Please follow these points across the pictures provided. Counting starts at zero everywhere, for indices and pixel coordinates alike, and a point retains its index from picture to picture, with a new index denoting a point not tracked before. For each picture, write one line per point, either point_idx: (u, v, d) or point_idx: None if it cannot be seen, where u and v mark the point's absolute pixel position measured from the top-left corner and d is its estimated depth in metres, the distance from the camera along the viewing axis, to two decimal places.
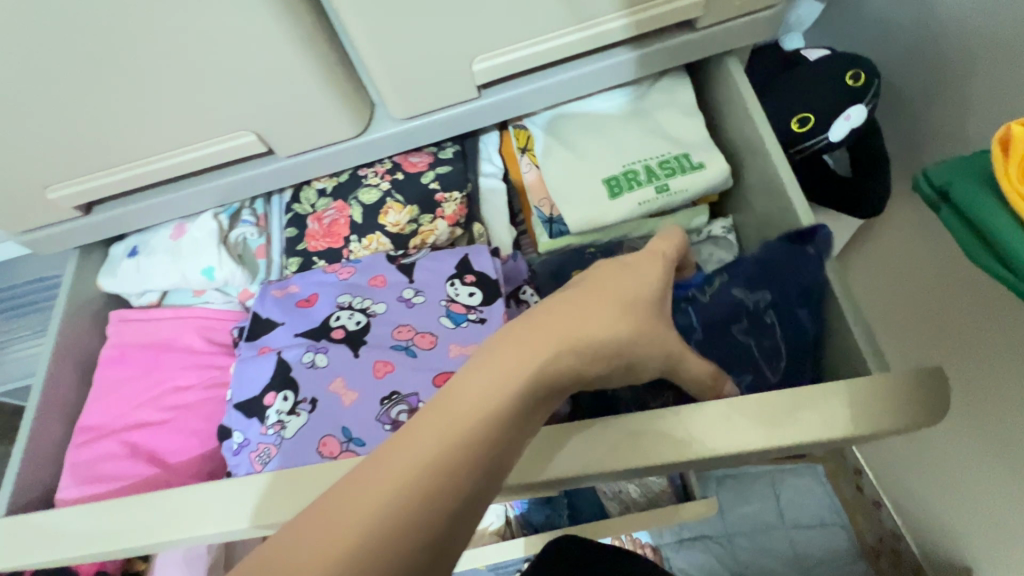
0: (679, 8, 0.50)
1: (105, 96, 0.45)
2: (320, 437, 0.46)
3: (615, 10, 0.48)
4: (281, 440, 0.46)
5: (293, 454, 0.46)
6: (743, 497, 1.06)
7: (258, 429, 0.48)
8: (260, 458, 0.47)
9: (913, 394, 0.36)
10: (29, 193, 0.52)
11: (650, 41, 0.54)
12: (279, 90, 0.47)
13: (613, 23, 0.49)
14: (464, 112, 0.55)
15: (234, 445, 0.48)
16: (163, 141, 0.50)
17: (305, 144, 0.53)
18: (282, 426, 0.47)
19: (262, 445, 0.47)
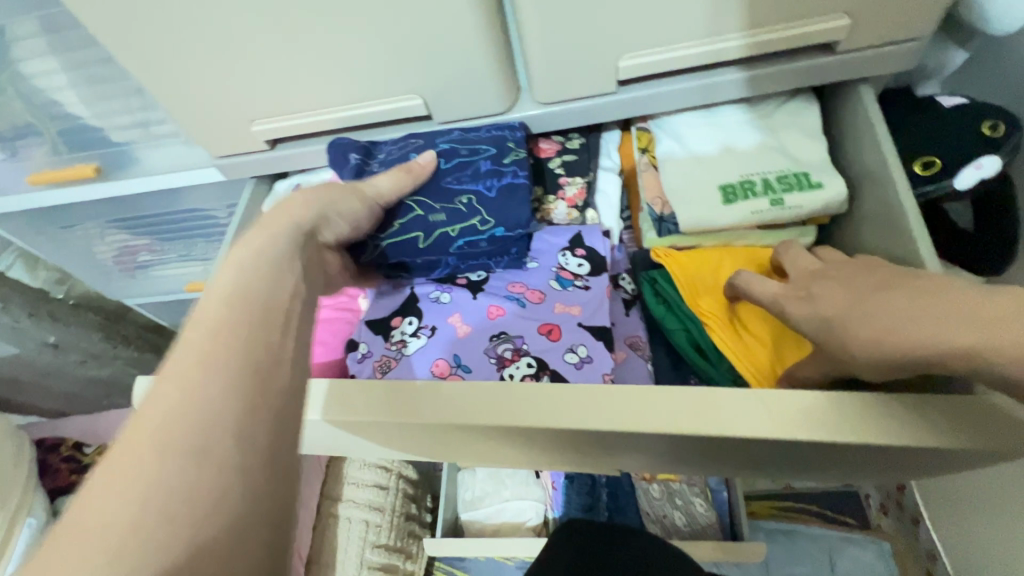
0: (818, 31, 0.54)
1: (317, 51, 0.56)
2: (434, 358, 0.59)
3: (738, 30, 0.54)
4: (401, 355, 0.60)
5: (410, 366, 0.60)
6: (796, 557, 1.17)
7: (383, 344, 0.61)
8: (381, 367, 0.60)
9: (943, 421, 0.44)
10: (239, 123, 0.64)
11: (777, 61, 0.59)
12: (453, 62, 0.57)
13: (733, 42, 0.55)
14: (602, 104, 0.62)
15: (359, 355, 0.62)
16: (349, 95, 0.60)
17: (459, 113, 0.63)
18: (404, 344, 0.61)
19: (384, 357, 0.60)
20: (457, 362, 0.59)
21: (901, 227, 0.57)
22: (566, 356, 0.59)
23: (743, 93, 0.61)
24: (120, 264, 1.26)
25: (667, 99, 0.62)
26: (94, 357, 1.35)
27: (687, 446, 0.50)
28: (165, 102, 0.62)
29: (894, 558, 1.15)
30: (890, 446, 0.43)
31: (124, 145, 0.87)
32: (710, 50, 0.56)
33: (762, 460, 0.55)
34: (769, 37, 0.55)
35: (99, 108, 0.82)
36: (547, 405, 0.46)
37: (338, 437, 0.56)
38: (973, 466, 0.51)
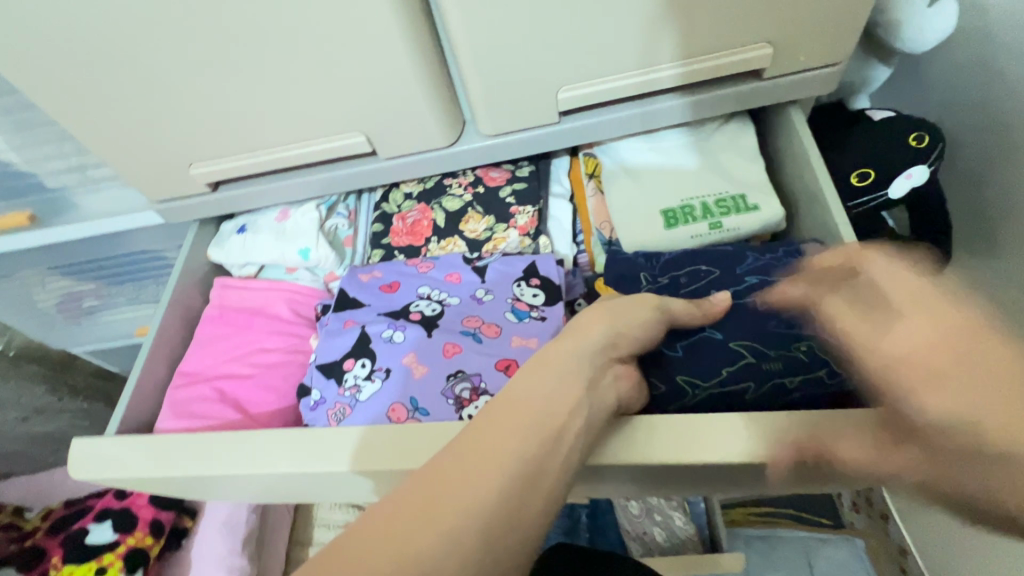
0: (740, 62, 0.57)
1: (256, 92, 0.55)
2: (390, 403, 0.57)
3: (672, 60, 0.56)
4: (355, 401, 0.58)
5: (364, 412, 0.59)
6: (775, 563, 1.18)
7: (336, 390, 0.60)
8: (335, 415, 0.59)
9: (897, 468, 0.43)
10: (178, 166, 0.62)
11: (703, 89, 0.61)
12: (395, 97, 0.56)
13: (668, 71, 0.57)
14: (547, 134, 0.63)
15: (312, 401, 0.60)
16: (291, 134, 0.59)
17: (406, 148, 0.62)
18: (358, 390, 0.59)
19: (338, 404, 0.59)
20: (413, 406, 0.57)
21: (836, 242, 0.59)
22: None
23: (686, 118, 0.63)
24: (64, 311, 1.21)
25: (608, 127, 0.63)
26: (38, 412, 1.27)
27: (642, 475, 0.50)
28: (94, 148, 0.60)
29: (867, 555, 1.18)
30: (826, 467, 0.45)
31: (60, 190, 0.84)
32: (646, 79, 0.58)
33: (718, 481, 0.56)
34: (698, 66, 0.57)
35: (29, 154, 0.78)
36: None
37: (294, 489, 0.54)
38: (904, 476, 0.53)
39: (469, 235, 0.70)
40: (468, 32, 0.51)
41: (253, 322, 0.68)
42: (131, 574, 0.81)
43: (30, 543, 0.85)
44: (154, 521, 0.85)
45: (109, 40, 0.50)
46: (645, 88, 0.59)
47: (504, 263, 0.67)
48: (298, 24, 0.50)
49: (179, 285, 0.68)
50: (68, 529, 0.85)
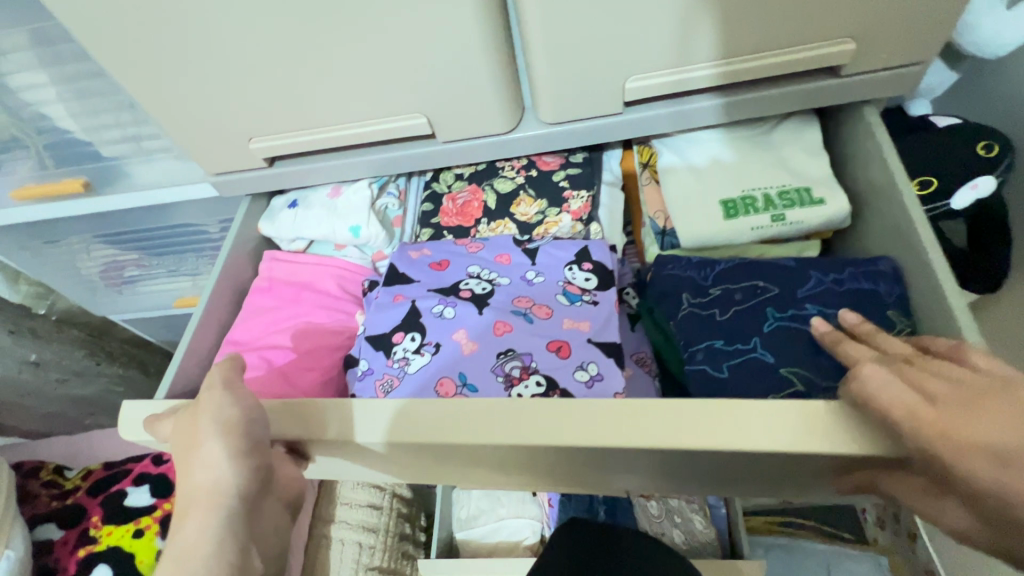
0: (784, 62, 0.55)
1: (323, 68, 0.55)
2: (440, 378, 0.57)
3: (707, 59, 0.55)
4: (404, 373, 0.58)
5: (410, 385, 0.58)
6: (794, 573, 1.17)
7: (385, 361, 0.60)
8: (383, 386, 0.59)
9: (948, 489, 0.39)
10: (238, 140, 0.62)
11: (738, 91, 0.60)
12: (460, 79, 0.56)
13: (702, 71, 0.56)
14: (607, 125, 0.62)
15: (361, 371, 0.61)
16: (353, 113, 0.59)
17: (464, 132, 0.62)
18: (407, 362, 0.59)
19: (386, 375, 0.59)
20: (462, 383, 0.57)
21: (908, 236, 0.58)
22: (576, 373, 0.58)
23: (722, 119, 0.62)
24: (105, 279, 1.23)
25: (670, 120, 0.62)
26: (76, 375, 1.31)
27: (699, 464, 0.48)
28: (158, 116, 0.60)
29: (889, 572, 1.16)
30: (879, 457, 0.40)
31: (114, 159, 0.85)
32: (677, 79, 0.56)
33: (765, 478, 0.54)
34: (734, 67, 0.56)
35: (88, 122, 0.80)
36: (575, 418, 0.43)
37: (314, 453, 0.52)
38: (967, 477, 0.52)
39: (522, 219, 0.70)
40: (543, 12, 0.50)
41: (301, 295, 0.69)
42: (166, 538, 0.82)
43: (72, 501, 0.87)
44: None
45: (185, 6, 0.50)
46: (704, 83, 0.57)
47: (556, 247, 0.66)
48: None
49: (232, 258, 0.69)
50: (107, 491, 0.88)
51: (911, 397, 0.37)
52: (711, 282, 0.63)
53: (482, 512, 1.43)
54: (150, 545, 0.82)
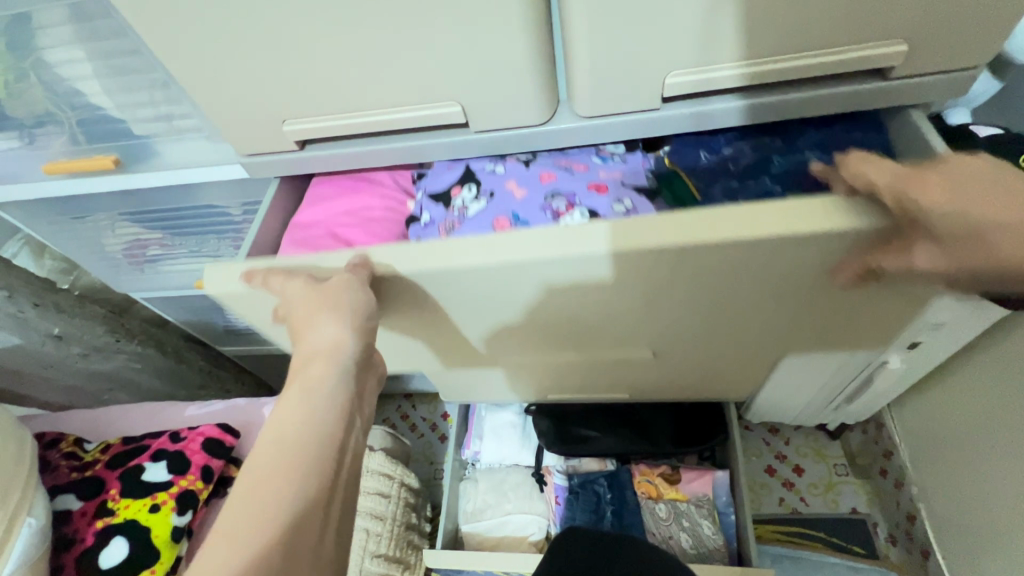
0: (815, 65, 0.54)
1: (362, 51, 0.54)
2: (497, 215, 0.72)
3: (733, 59, 0.54)
4: (463, 216, 0.72)
5: (471, 223, 0.73)
6: None
7: (445, 210, 0.74)
8: (446, 227, 0.73)
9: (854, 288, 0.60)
10: (272, 121, 0.62)
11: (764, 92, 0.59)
12: (498, 68, 0.55)
13: (726, 72, 0.55)
14: (645, 120, 0.61)
15: (425, 221, 0.74)
16: (388, 98, 0.59)
17: (498, 122, 0.61)
18: (467, 207, 0.73)
19: (448, 220, 0.73)
20: (513, 217, 0.72)
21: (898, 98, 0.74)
22: (614, 206, 0.72)
23: (745, 121, 0.61)
24: (129, 258, 1.25)
25: (709, 118, 0.61)
26: (96, 350, 1.33)
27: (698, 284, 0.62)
28: (198, 96, 0.60)
29: None
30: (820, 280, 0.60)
31: (146, 137, 0.86)
32: (700, 79, 0.56)
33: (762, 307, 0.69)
34: (761, 69, 0.55)
35: (122, 99, 0.80)
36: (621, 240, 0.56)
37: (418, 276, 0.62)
38: (927, 296, 0.65)
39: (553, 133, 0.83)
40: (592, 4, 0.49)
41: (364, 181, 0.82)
42: (182, 514, 0.84)
43: (90, 474, 0.89)
44: (205, 466, 0.89)
45: None
46: (727, 84, 0.57)
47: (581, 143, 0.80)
48: None
49: None
50: (125, 465, 0.89)
51: (895, 176, 0.51)
52: (723, 145, 0.76)
53: (490, 506, 1.45)
54: (165, 520, 0.83)
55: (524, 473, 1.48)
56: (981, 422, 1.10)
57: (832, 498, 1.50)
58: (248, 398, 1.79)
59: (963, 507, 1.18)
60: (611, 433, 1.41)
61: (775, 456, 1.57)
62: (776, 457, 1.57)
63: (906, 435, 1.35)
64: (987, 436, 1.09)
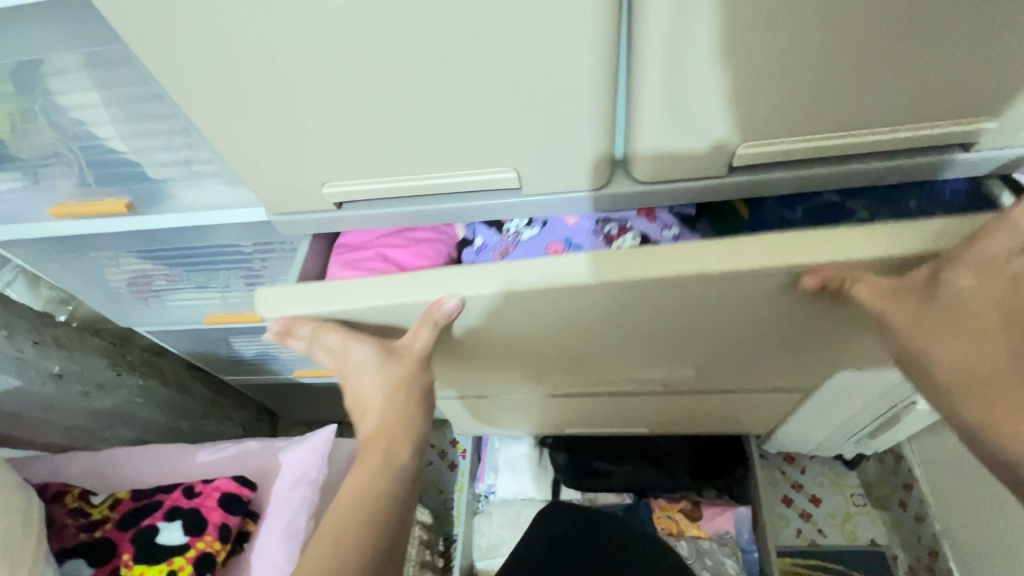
0: (868, 141, 0.57)
1: (420, 116, 0.52)
2: (549, 241, 0.72)
3: (772, 134, 0.56)
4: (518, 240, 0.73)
5: (524, 248, 0.74)
6: None
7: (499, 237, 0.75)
8: (500, 252, 0.73)
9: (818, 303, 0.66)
10: (313, 181, 0.59)
11: (811, 163, 0.61)
12: (562, 134, 0.53)
13: (771, 146, 0.57)
14: (702, 186, 0.62)
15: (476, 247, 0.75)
16: (440, 161, 0.56)
17: (553, 183, 0.58)
18: (521, 233, 0.73)
19: (502, 246, 0.73)
20: (568, 243, 0.72)
21: None
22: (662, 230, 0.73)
23: (792, 188, 0.63)
24: (134, 291, 1.20)
25: (757, 184, 0.63)
26: (98, 387, 1.28)
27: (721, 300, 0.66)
28: (234, 156, 0.57)
29: None
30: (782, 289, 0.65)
31: (161, 180, 0.82)
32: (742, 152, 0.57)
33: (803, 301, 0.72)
34: (808, 144, 0.57)
35: (139, 143, 0.76)
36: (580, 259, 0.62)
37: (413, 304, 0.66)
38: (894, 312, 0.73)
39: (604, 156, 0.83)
40: None
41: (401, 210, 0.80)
42: None
43: (99, 536, 0.85)
44: (223, 525, 0.85)
45: (283, 53, 0.47)
46: (776, 156, 0.58)
47: None
48: (489, 54, 0.46)
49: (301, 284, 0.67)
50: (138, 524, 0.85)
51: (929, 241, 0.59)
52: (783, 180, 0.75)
53: (504, 542, 1.41)
54: None
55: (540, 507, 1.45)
56: None
57: (850, 529, 1.48)
58: (248, 424, 1.74)
59: (989, 544, 1.17)
60: (628, 466, 1.38)
61: (792, 486, 1.54)
62: (792, 487, 1.54)
63: (926, 468, 1.35)
64: None
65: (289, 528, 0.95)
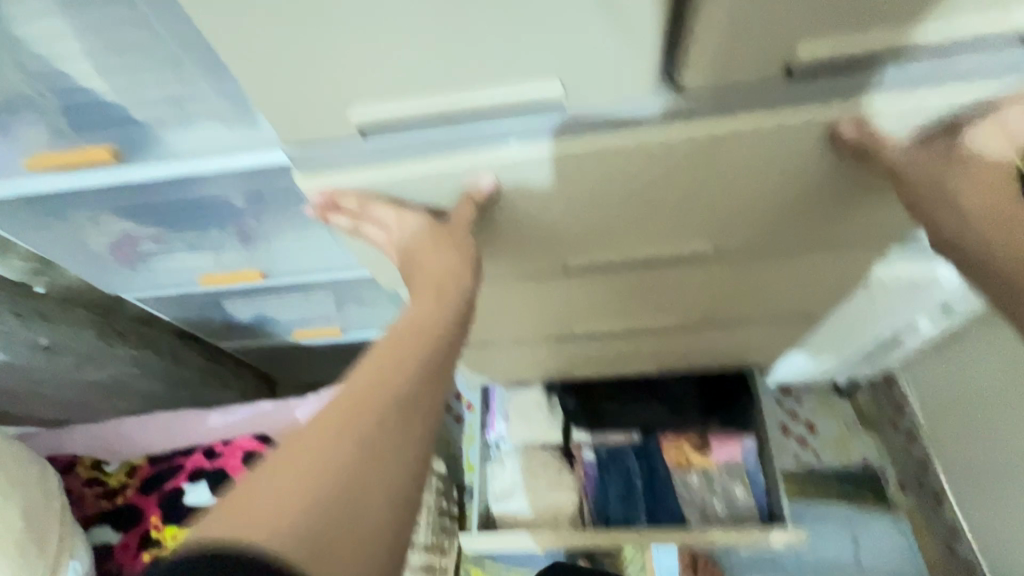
0: (943, 27, 0.50)
1: (463, 23, 0.47)
2: None
3: (836, 25, 0.50)
4: None
5: None
6: (823, 539, 1.42)
7: None
8: None
9: (846, 172, 0.65)
10: (338, 105, 0.54)
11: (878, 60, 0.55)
12: (613, 42, 0.49)
13: (831, 40, 0.51)
14: (754, 96, 0.57)
15: None
16: (479, 75, 0.52)
17: (597, 99, 0.55)
18: None
19: None
20: None
21: None
22: None
23: (855, 95, 0.57)
24: (118, 254, 1.13)
25: (826, 86, 0.56)
26: (89, 360, 1.23)
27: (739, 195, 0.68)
28: (249, 80, 0.52)
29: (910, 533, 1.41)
30: (819, 157, 0.62)
31: (149, 123, 0.75)
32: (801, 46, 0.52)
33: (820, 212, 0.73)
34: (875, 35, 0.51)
35: (121, 80, 0.69)
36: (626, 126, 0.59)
37: (436, 189, 0.63)
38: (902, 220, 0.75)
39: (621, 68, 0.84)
40: None
41: None
42: None
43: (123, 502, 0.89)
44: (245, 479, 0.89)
45: None
46: (840, 53, 0.52)
47: None
48: None
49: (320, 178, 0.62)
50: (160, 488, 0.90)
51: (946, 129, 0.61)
52: None
53: (515, 485, 1.43)
54: None
55: (551, 451, 1.48)
56: (998, 376, 1.15)
57: (844, 452, 1.55)
58: (246, 389, 1.71)
59: (977, 452, 1.25)
60: (639, 404, 1.41)
61: (789, 416, 1.60)
62: (789, 417, 1.60)
63: (917, 387, 1.43)
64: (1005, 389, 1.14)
65: None
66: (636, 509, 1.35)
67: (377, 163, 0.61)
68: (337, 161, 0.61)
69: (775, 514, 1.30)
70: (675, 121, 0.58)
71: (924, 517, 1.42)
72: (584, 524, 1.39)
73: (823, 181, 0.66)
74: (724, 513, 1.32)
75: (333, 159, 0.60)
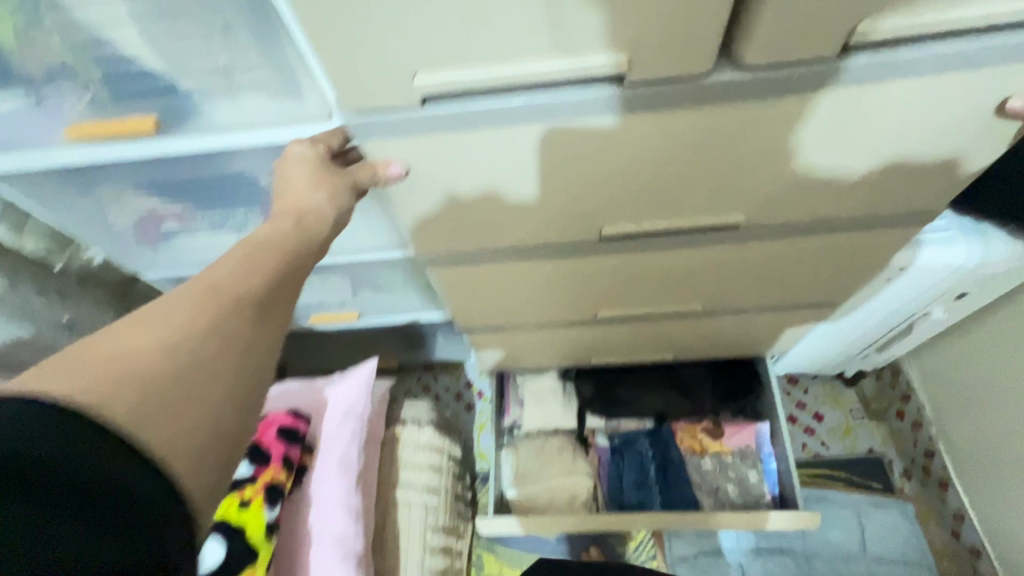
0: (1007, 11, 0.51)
1: None
2: None
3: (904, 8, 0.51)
4: None
5: None
6: (830, 524, 1.44)
7: None
8: None
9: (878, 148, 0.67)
10: (405, 73, 0.55)
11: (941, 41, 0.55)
12: (680, 18, 0.51)
13: (900, 21, 0.52)
14: (809, 77, 0.58)
15: None
16: (547, 45, 0.53)
17: (656, 74, 0.57)
18: None
19: None
20: None
21: None
22: None
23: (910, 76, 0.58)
24: (139, 234, 1.12)
25: (894, 67, 0.56)
26: None
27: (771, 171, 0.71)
28: (321, 47, 0.53)
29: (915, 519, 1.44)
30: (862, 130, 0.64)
31: (192, 94, 0.76)
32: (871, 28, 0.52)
33: (847, 192, 0.75)
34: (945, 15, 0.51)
35: (169, 50, 0.70)
36: (681, 100, 0.60)
37: (489, 154, 0.65)
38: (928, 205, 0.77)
39: None
40: None
41: None
42: (271, 509, 0.94)
43: None
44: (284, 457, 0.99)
45: None
46: (904, 33, 0.53)
47: None
48: None
49: (378, 143, 0.64)
50: None
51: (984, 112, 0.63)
52: None
53: (532, 473, 1.44)
54: (258, 515, 0.93)
55: (565, 437, 1.49)
56: (1006, 362, 1.19)
57: (849, 441, 1.58)
58: None
59: (983, 437, 1.28)
60: (654, 391, 1.43)
61: (797, 405, 1.63)
62: (797, 406, 1.63)
63: (924, 377, 1.46)
64: (1012, 375, 1.18)
65: (344, 459, 1.03)
66: (650, 495, 1.37)
67: (435, 129, 0.62)
68: (394, 126, 0.61)
69: (786, 497, 1.33)
70: (725, 97, 0.60)
71: (928, 504, 1.46)
72: (598, 508, 1.41)
73: (859, 157, 0.68)
74: (737, 498, 1.35)
75: (392, 126, 0.62)
